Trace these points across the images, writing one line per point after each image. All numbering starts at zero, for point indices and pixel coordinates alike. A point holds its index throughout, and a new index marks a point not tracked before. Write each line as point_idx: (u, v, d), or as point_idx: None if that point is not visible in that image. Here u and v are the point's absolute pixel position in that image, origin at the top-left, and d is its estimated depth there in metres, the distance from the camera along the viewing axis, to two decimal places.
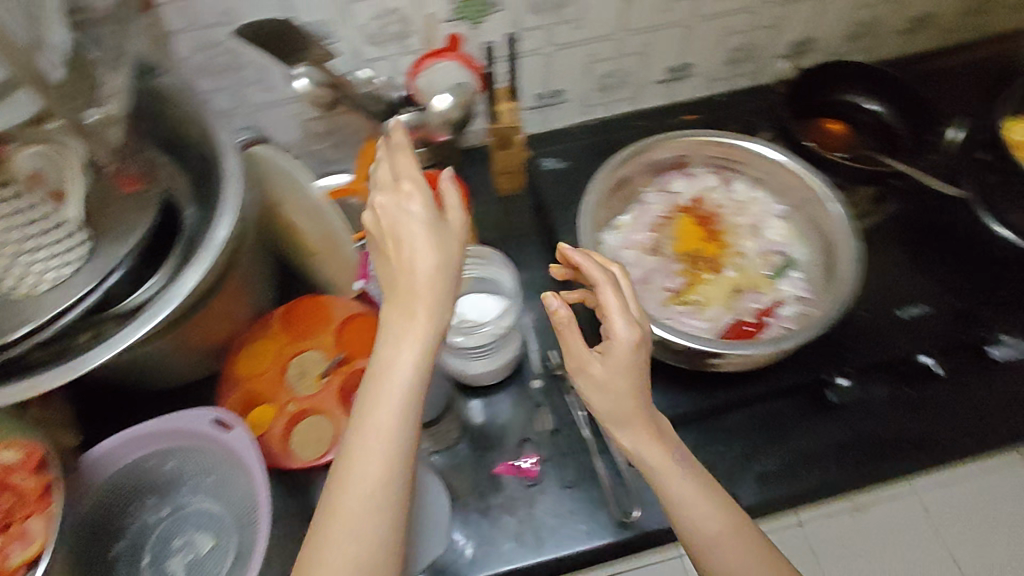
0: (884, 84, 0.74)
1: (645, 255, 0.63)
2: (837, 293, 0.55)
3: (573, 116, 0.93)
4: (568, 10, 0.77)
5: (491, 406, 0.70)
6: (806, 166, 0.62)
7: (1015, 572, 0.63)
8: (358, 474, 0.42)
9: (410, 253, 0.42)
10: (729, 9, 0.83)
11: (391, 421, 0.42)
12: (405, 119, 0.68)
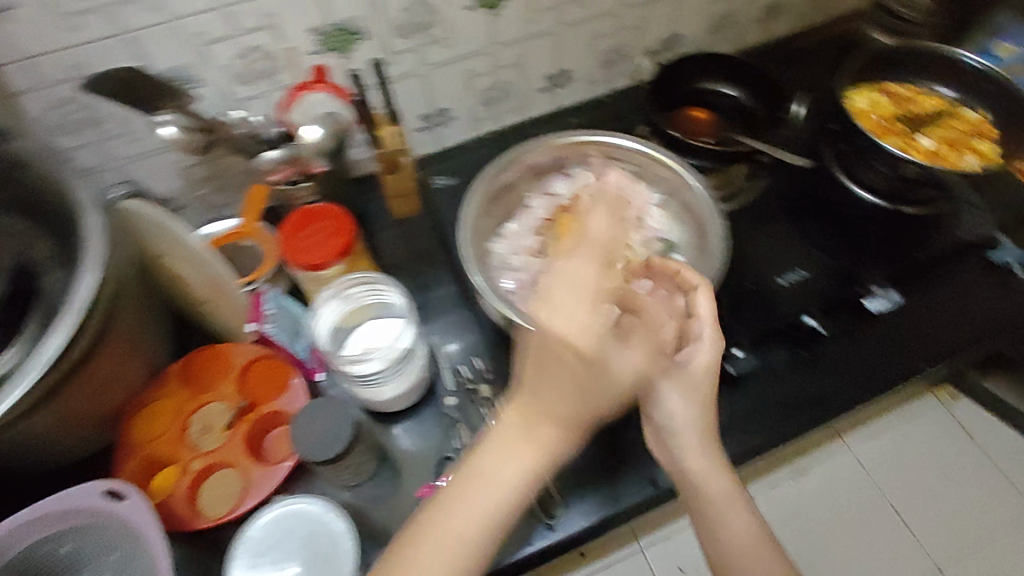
0: (739, 71, 0.79)
1: (532, 259, 0.66)
2: (708, 269, 0.61)
3: (464, 133, 0.95)
4: (436, 31, 0.79)
5: (407, 431, 0.70)
6: (671, 156, 0.67)
7: (922, 499, 0.92)
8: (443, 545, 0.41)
9: (606, 351, 0.39)
10: (591, 15, 0.87)
11: (497, 495, 0.42)
12: (275, 156, 0.68)
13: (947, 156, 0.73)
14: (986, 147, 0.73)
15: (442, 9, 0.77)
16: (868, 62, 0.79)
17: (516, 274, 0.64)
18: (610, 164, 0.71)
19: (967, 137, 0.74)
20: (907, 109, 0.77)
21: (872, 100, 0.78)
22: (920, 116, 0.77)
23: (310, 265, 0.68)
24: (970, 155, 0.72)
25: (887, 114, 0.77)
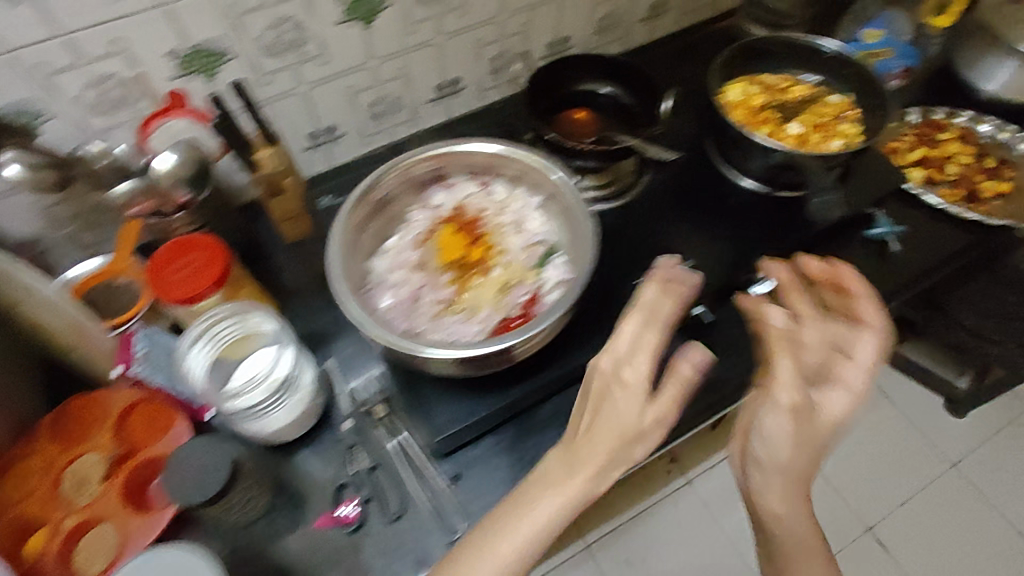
0: (614, 69, 0.80)
1: (413, 273, 0.66)
2: (577, 273, 0.59)
3: (356, 148, 0.95)
4: (308, 48, 0.78)
5: (303, 460, 0.68)
6: (540, 159, 0.66)
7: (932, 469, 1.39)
8: (504, 547, 0.49)
9: (624, 393, 0.52)
10: (470, 24, 0.88)
11: (565, 509, 0.50)
12: (122, 189, 0.66)
13: (813, 141, 0.76)
14: (850, 127, 0.77)
15: (312, 27, 0.76)
16: (738, 53, 0.82)
17: (395, 290, 0.64)
18: (490, 172, 0.71)
19: (832, 120, 0.78)
20: (776, 97, 0.81)
21: (744, 90, 0.81)
22: (788, 104, 0.80)
23: (187, 297, 0.63)
24: (835, 138, 0.76)
25: (757, 103, 0.80)
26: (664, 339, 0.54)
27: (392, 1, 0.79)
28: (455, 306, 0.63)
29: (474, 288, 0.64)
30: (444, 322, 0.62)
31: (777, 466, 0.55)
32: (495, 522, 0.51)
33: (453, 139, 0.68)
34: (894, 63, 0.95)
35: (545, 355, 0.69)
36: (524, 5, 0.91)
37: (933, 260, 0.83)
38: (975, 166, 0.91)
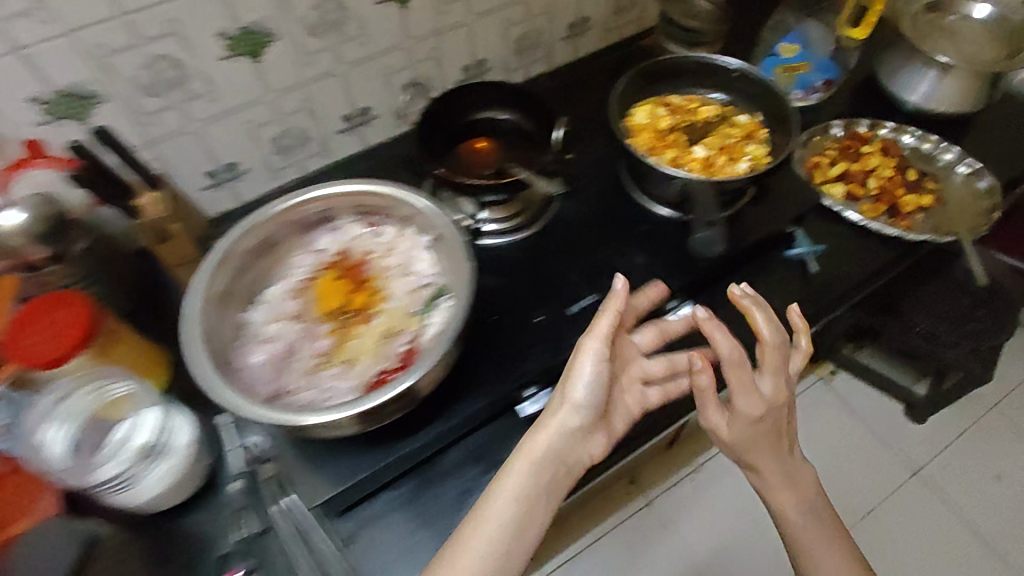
0: (512, 96, 0.78)
1: (291, 324, 0.63)
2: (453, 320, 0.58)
3: (265, 184, 0.91)
4: (193, 85, 0.75)
5: (186, 528, 0.64)
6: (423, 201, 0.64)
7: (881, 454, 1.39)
8: (507, 500, 0.55)
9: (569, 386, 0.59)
10: (373, 52, 0.85)
11: (561, 455, 0.58)
12: None
13: (719, 164, 0.75)
14: (756, 148, 0.76)
15: (193, 63, 0.73)
16: (647, 73, 0.80)
17: (272, 344, 0.62)
18: (378, 213, 0.69)
19: (738, 142, 0.77)
20: (685, 118, 0.79)
21: (653, 111, 0.79)
22: (697, 125, 0.79)
23: (48, 360, 0.58)
24: (742, 161, 0.75)
25: (665, 125, 0.78)
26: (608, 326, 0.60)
27: (280, 34, 0.76)
28: (334, 359, 0.61)
29: (354, 338, 0.62)
30: (320, 376, 0.60)
31: (768, 460, 0.66)
32: (499, 479, 0.57)
33: (332, 181, 0.65)
34: (812, 78, 0.95)
35: (438, 403, 0.67)
36: (430, 30, 0.88)
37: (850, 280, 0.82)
38: (898, 180, 0.90)
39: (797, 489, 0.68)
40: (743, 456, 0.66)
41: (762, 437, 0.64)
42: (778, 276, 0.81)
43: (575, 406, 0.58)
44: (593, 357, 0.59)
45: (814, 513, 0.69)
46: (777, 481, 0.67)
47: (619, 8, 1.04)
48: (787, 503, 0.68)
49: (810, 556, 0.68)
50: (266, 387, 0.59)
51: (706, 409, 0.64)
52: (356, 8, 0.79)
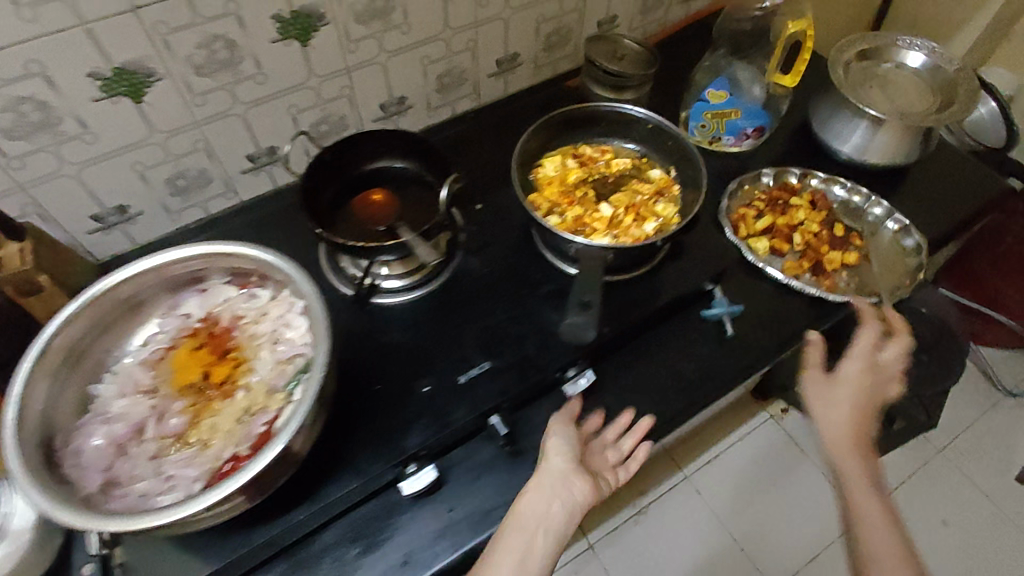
0: (408, 143, 0.73)
1: (140, 399, 0.59)
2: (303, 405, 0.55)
3: (164, 225, 0.87)
4: (64, 126, 0.69)
5: None
6: (289, 267, 0.61)
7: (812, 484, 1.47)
8: (491, 561, 0.59)
9: (546, 455, 0.65)
10: (275, 91, 0.80)
11: (538, 517, 0.60)
12: None
13: (625, 224, 0.71)
14: (666, 206, 0.72)
15: (61, 105, 0.68)
16: (558, 123, 0.77)
17: (116, 422, 0.57)
18: (252, 275, 0.65)
19: (649, 199, 0.73)
20: (597, 171, 0.76)
21: (563, 164, 0.76)
22: (608, 179, 0.76)
23: None
24: (649, 221, 0.71)
25: (574, 180, 0.75)
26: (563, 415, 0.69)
27: (162, 74, 0.71)
28: (185, 440, 0.57)
29: (211, 416, 0.58)
30: (167, 461, 0.56)
31: (840, 413, 0.71)
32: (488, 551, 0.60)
33: (194, 244, 0.62)
34: (743, 123, 0.92)
35: (308, 480, 0.62)
36: (339, 68, 0.83)
37: (768, 343, 0.80)
38: (825, 236, 0.88)
39: (852, 448, 0.69)
40: (833, 418, 0.71)
41: (828, 409, 0.72)
42: (687, 337, 0.80)
43: (552, 469, 0.64)
44: (552, 441, 0.66)
45: (866, 469, 0.68)
46: (841, 433, 0.70)
47: (549, 44, 1.00)
48: (845, 464, 0.69)
49: (866, 531, 0.65)
50: (104, 474, 0.55)
51: (813, 392, 0.74)
52: (250, 47, 0.74)
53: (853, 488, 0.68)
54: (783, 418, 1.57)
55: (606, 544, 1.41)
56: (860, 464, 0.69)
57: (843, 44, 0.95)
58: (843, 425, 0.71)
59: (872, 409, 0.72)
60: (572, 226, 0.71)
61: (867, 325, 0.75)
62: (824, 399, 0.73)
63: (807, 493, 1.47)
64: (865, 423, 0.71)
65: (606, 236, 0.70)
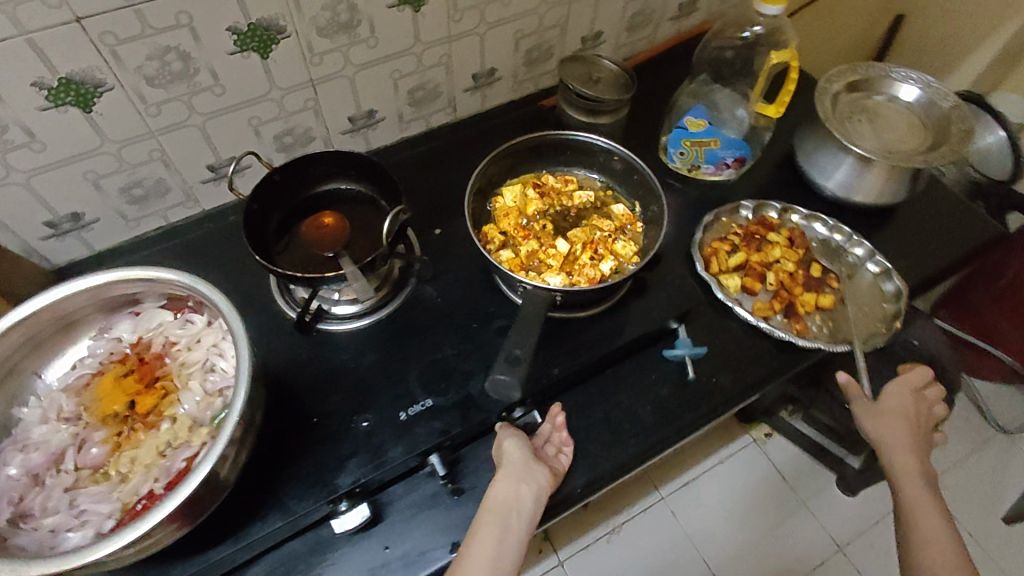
0: (358, 167, 0.72)
1: (61, 427, 0.57)
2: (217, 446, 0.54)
3: (122, 233, 0.85)
4: (9, 135, 0.67)
5: None
6: (217, 299, 0.59)
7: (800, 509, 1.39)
8: (471, 544, 0.62)
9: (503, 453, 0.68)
10: (235, 102, 0.78)
11: (509, 503, 0.65)
12: None
13: (581, 262, 0.70)
14: (625, 245, 0.71)
15: (4, 113, 0.65)
16: (521, 152, 0.76)
17: (33, 451, 0.56)
18: (187, 300, 0.63)
19: (608, 237, 0.72)
20: (558, 204, 0.75)
21: (523, 194, 0.75)
22: (569, 212, 0.75)
23: None
24: (606, 259, 0.70)
25: (533, 212, 0.73)
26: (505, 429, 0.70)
27: (112, 84, 0.68)
28: (104, 472, 0.56)
29: (131, 448, 0.57)
30: (82, 494, 0.55)
31: (902, 422, 0.79)
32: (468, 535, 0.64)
33: (124, 269, 0.60)
34: (723, 153, 0.89)
35: (231, 517, 0.61)
36: (304, 81, 0.80)
37: (732, 389, 0.77)
38: (800, 277, 0.85)
39: (912, 444, 0.77)
40: (882, 429, 0.78)
41: (881, 419, 0.79)
42: (647, 378, 0.77)
43: (510, 463, 0.67)
44: (509, 437, 0.69)
45: (919, 462, 0.76)
46: (908, 436, 0.78)
47: (529, 59, 0.97)
48: (899, 457, 0.76)
49: (910, 512, 0.74)
50: (15, 505, 0.54)
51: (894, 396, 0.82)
52: (205, 59, 0.71)
53: (913, 475, 0.75)
54: (766, 443, 1.46)
55: (574, 563, 1.32)
56: (915, 454, 0.77)
57: (832, 74, 0.91)
58: (912, 425, 0.79)
59: (917, 423, 0.80)
60: (524, 262, 0.69)
61: (914, 372, 0.85)
62: (871, 415, 0.79)
63: (785, 526, 1.37)
64: (918, 434, 0.79)
65: (560, 275, 0.68)
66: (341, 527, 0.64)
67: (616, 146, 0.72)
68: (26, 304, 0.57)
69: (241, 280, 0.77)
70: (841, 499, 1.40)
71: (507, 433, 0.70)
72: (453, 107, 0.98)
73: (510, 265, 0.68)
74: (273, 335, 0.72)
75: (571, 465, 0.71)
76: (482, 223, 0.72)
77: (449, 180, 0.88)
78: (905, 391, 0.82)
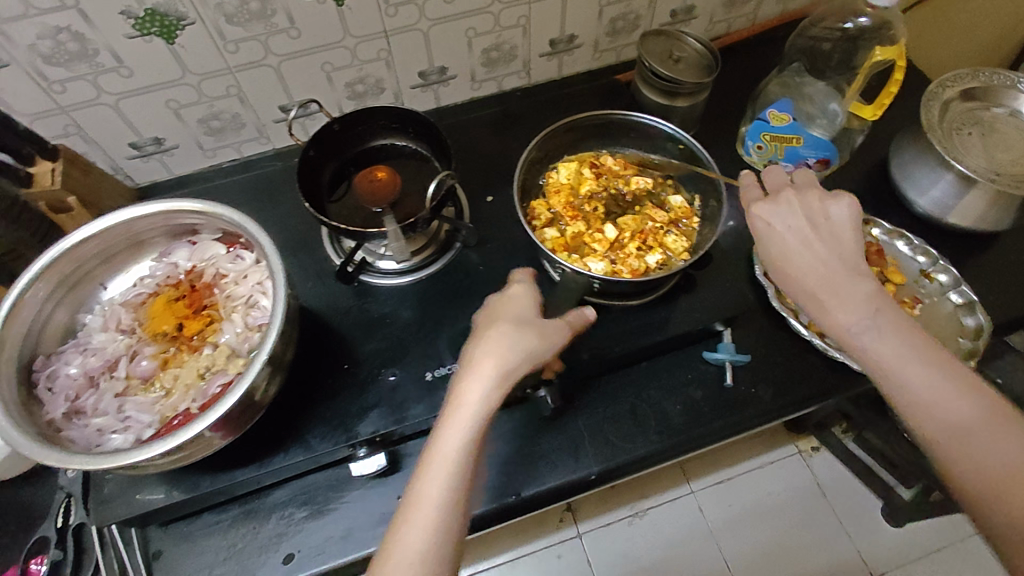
0: (413, 124, 0.73)
1: (118, 337, 0.62)
2: (247, 373, 0.55)
3: (199, 161, 0.90)
4: (100, 59, 0.72)
5: (32, 492, 0.70)
6: (265, 239, 0.61)
7: (837, 522, 1.33)
8: (434, 501, 0.49)
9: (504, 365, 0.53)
10: (310, 46, 0.79)
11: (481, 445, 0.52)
12: None
13: (627, 251, 0.71)
14: (675, 240, 0.71)
15: (96, 38, 0.70)
16: (581, 130, 0.77)
17: (90, 355, 0.61)
18: (239, 237, 0.66)
19: (658, 229, 0.72)
20: (610, 187, 0.76)
21: (577, 173, 0.76)
22: (621, 197, 0.76)
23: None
24: (653, 252, 0.71)
25: (584, 192, 0.75)
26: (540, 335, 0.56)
27: (194, 18, 0.71)
28: (149, 386, 0.60)
29: (175, 367, 0.60)
30: (128, 401, 0.58)
31: (821, 250, 0.54)
32: (423, 466, 0.51)
33: (182, 200, 0.64)
34: (805, 153, 0.82)
35: (257, 445, 0.64)
36: (377, 31, 0.81)
37: (772, 402, 0.73)
38: None
39: (838, 281, 0.52)
40: (790, 267, 0.55)
41: (781, 268, 0.56)
42: (682, 378, 0.75)
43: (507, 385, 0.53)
44: (522, 353, 0.54)
45: (847, 313, 0.51)
46: (823, 269, 0.53)
47: (612, 29, 0.93)
48: (829, 297, 0.52)
49: (857, 355, 0.51)
50: (70, 402, 0.58)
51: (765, 232, 0.57)
52: (283, 1, 0.73)
53: (886, 325, 0.50)
54: (811, 456, 1.38)
55: (591, 539, 1.31)
56: (873, 295, 0.51)
57: (947, 78, 0.82)
58: (845, 253, 0.54)
59: (819, 239, 0.55)
60: (568, 243, 0.71)
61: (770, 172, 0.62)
62: (776, 269, 0.57)
63: (816, 540, 1.30)
64: (833, 259, 0.54)
65: (603, 260, 0.70)
66: (358, 472, 0.64)
67: (679, 132, 0.72)
68: (98, 220, 0.61)
69: (296, 221, 0.79)
70: (884, 528, 1.32)
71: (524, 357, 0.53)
72: (527, 72, 0.96)
73: (554, 244, 0.70)
74: (318, 278, 0.74)
75: (588, 453, 0.70)
76: (531, 198, 0.74)
77: (511, 145, 0.86)
78: (814, 191, 0.57)
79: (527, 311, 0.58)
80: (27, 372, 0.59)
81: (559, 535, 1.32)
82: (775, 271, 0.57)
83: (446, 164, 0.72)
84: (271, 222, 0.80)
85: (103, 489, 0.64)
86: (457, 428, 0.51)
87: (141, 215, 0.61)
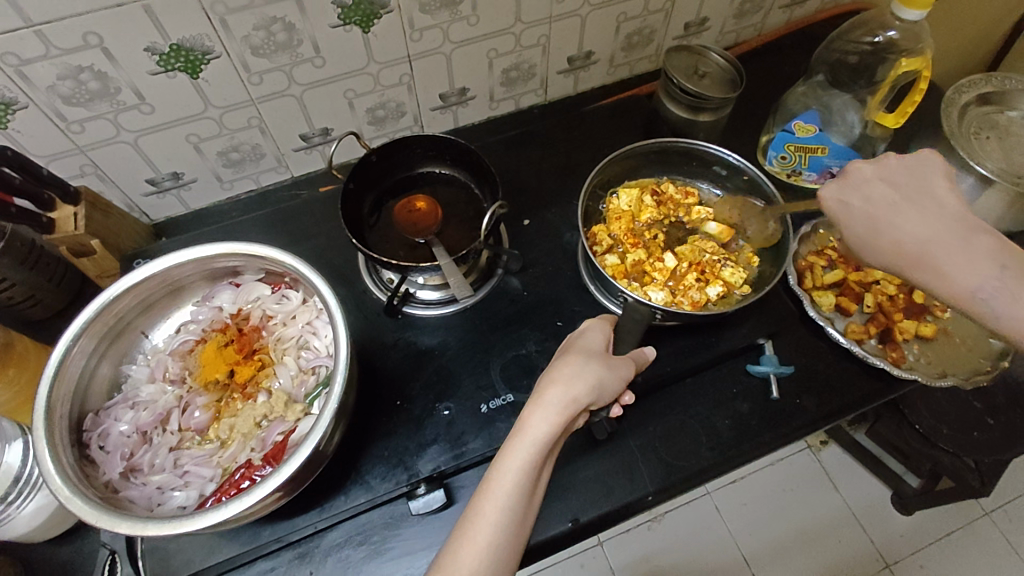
0: (455, 154, 0.73)
1: (167, 389, 0.61)
2: (317, 423, 0.53)
3: (217, 195, 0.87)
4: (122, 96, 0.69)
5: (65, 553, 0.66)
6: (317, 280, 0.59)
7: (852, 515, 1.33)
8: (490, 525, 0.48)
9: (565, 395, 0.52)
10: (333, 74, 0.78)
11: (534, 474, 0.50)
12: None
13: (688, 281, 0.75)
14: (733, 271, 0.76)
15: (119, 76, 0.67)
16: (640, 159, 0.82)
17: (141, 410, 0.60)
18: (285, 277, 0.65)
19: (716, 261, 0.77)
20: (670, 214, 0.82)
21: (638, 200, 0.81)
22: (681, 225, 0.82)
23: None
24: (712, 284, 0.75)
25: (645, 219, 0.80)
26: (603, 368, 0.55)
27: (220, 52, 0.69)
28: (206, 437, 0.59)
29: (231, 416, 0.59)
30: (185, 456, 0.58)
31: (916, 222, 0.54)
32: (484, 486, 0.50)
33: (228, 243, 0.62)
34: (830, 162, 0.84)
35: (316, 491, 0.62)
36: (401, 55, 0.79)
37: (819, 411, 0.73)
38: (900, 300, 0.80)
39: (953, 243, 0.52)
40: (880, 239, 0.56)
41: (874, 249, 0.57)
42: (728, 391, 0.75)
43: (569, 415, 0.52)
44: (588, 386, 0.53)
45: (968, 278, 0.51)
46: (927, 232, 0.53)
47: (628, 44, 0.93)
48: (943, 260, 0.52)
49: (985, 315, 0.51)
50: (126, 459, 0.57)
51: (852, 220, 0.58)
52: (309, 30, 0.71)
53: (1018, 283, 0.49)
54: (821, 450, 1.40)
55: (612, 547, 1.32)
56: (999, 248, 0.51)
57: (963, 84, 0.85)
58: (945, 210, 0.54)
59: (911, 211, 0.55)
60: (628, 271, 0.76)
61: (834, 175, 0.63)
62: (868, 251, 0.57)
63: (834, 534, 1.31)
64: (934, 226, 0.53)
65: (663, 289, 0.74)
66: (425, 509, 0.61)
67: (746, 164, 0.78)
68: (141, 269, 0.59)
69: (327, 253, 0.78)
70: (895, 519, 1.33)
71: (585, 392, 0.53)
72: (544, 89, 0.95)
73: (615, 271, 0.75)
74: (359, 311, 0.73)
75: (642, 472, 0.70)
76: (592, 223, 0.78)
77: (538, 163, 0.86)
78: (892, 170, 0.57)
79: (599, 346, 0.60)
80: (77, 431, 0.57)
81: (580, 548, 1.31)
82: (867, 255, 0.58)
83: (490, 192, 0.72)
84: (301, 255, 0.78)
85: (153, 547, 0.61)
86: (517, 456, 0.50)
87: (189, 261, 0.59)
